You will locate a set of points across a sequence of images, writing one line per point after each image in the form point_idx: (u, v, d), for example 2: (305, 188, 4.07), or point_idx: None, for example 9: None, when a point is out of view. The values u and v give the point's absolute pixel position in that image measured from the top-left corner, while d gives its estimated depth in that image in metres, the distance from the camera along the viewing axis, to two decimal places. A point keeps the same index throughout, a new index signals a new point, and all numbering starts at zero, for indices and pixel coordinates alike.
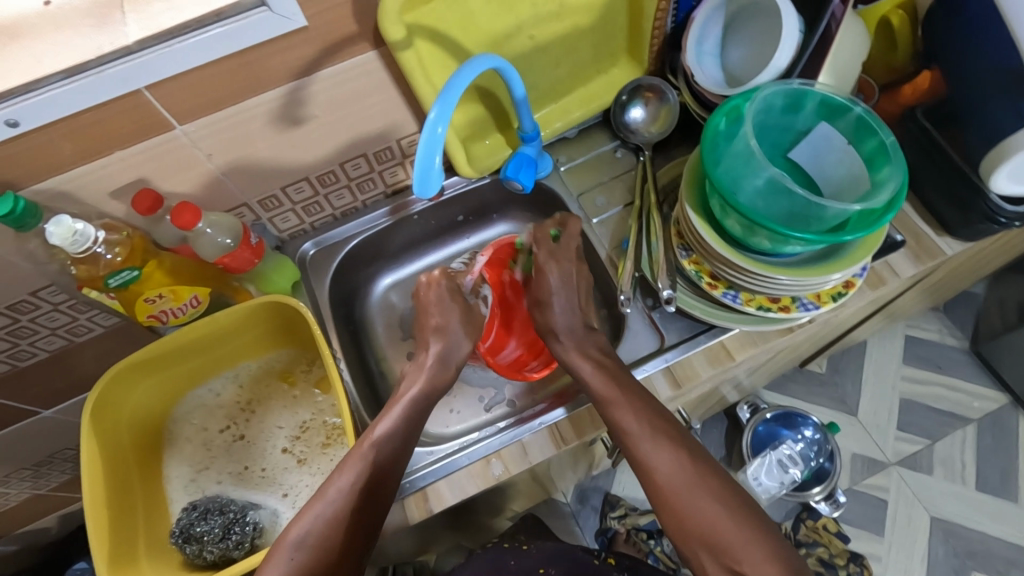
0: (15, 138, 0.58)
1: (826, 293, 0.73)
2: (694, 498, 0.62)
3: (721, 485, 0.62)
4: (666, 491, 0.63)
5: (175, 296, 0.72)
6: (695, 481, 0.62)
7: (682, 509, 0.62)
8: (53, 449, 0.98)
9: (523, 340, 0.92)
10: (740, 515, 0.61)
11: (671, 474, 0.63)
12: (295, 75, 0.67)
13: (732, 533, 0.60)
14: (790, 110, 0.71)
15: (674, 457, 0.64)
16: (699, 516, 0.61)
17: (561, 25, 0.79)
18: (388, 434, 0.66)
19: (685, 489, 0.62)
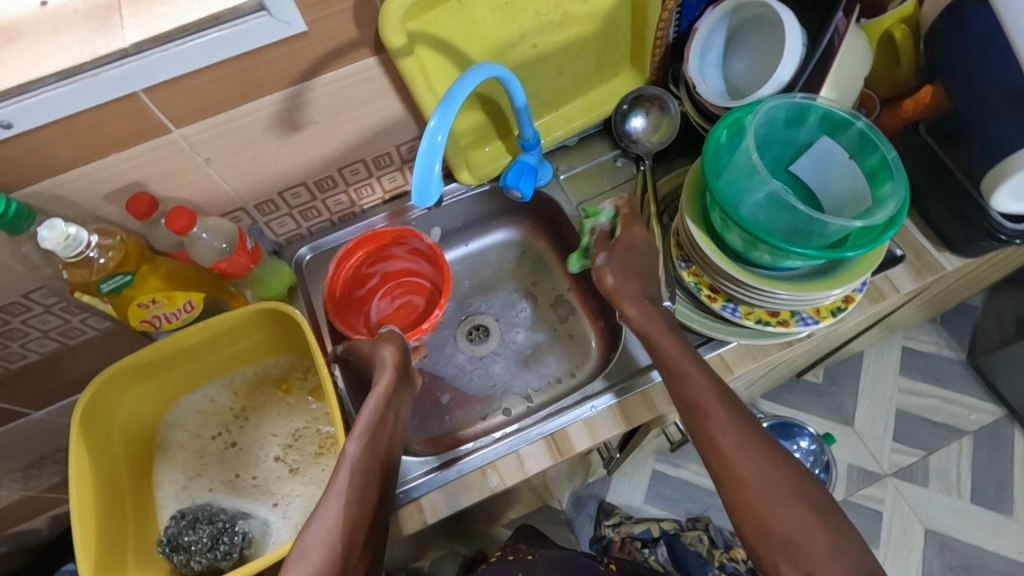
0: (10, 139, 0.57)
1: (826, 308, 0.72)
2: (774, 495, 0.56)
3: (793, 480, 0.57)
4: (731, 464, 0.59)
5: (170, 301, 0.71)
6: (786, 481, 0.57)
7: (763, 504, 0.56)
8: (45, 450, 0.97)
9: (407, 247, 0.90)
10: (797, 491, 0.56)
11: (752, 467, 0.58)
12: (296, 80, 0.66)
13: (798, 508, 0.55)
14: (792, 124, 0.70)
15: (752, 446, 0.59)
16: (782, 514, 0.55)
17: (562, 34, 0.79)
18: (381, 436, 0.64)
19: (770, 484, 0.57)
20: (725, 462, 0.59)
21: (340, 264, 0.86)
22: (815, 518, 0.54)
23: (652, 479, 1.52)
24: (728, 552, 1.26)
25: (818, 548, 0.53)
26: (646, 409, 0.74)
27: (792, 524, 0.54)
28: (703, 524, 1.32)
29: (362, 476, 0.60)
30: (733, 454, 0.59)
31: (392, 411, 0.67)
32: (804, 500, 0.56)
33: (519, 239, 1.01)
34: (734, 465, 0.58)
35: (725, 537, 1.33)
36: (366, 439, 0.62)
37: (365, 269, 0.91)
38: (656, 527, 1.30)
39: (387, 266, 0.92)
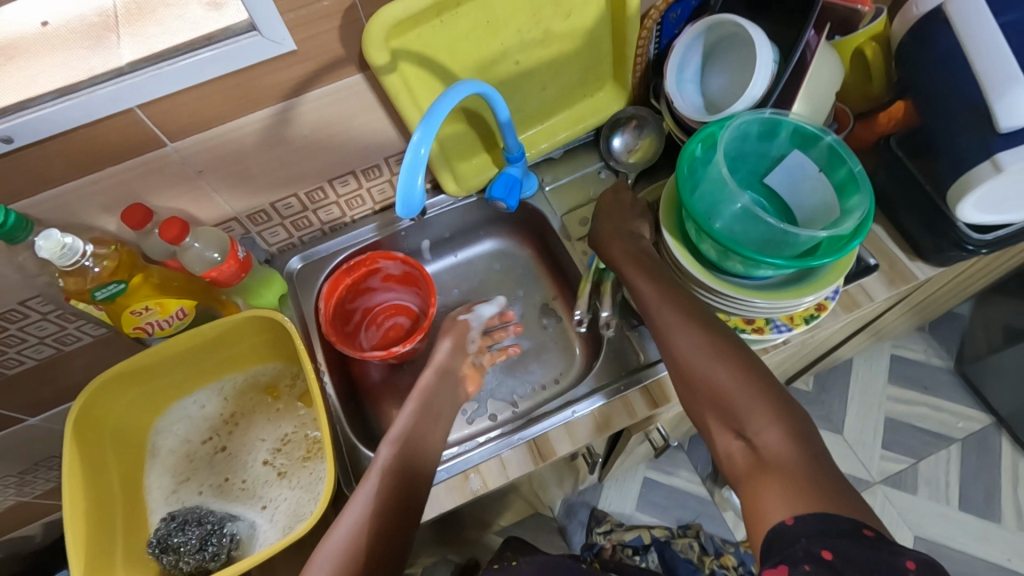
0: (8, 153, 0.59)
1: (799, 316, 0.74)
2: (707, 371, 0.61)
3: (728, 358, 0.61)
4: (674, 352, 0.65)
5: (162, 308, 0.73)
6: (721, 356, 0.61)
7: (698, 377, 0.62)
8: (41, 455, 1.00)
9: (379, 275, 0.94)
10: (731, 366, 0.60)
11: (689, 348, 0.63)
12: (286, 95, 0.69)
13: (727, 380, 0.60)
14: (765, 138, 0.73)
15: (692, 330, 0.64)
16: (715, 382, 0.60)
17: (544, 52, 0.82)
18: (413, 456, 0.68)
19: (703, 358, 0.62)
20: (670, 349, 0.65)
21: (326, 301, 0.89)
22: (744, 390, 0.59)
23: (643, 486, 1.53)
24: (718, 558, 1.30)
25: (743, 413, 0.57)
26: (626, 414, 0.76)
27: (722, 394, 0.59)
28: (693, 531, 1.37)
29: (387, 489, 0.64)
30: (673, 340, 0.65)
31: (430, 420, 0.73)
32: (735, 373, 0.60)
33: (507, 249, 1.03)
34: (674, 349, 0.65)
35: (716, 543, 1.36)
36: (399, 448, 0.68)
37: (348, 303, 0.94)
38: (646, 534, 1.32)
39: (363, 297, 0.96)
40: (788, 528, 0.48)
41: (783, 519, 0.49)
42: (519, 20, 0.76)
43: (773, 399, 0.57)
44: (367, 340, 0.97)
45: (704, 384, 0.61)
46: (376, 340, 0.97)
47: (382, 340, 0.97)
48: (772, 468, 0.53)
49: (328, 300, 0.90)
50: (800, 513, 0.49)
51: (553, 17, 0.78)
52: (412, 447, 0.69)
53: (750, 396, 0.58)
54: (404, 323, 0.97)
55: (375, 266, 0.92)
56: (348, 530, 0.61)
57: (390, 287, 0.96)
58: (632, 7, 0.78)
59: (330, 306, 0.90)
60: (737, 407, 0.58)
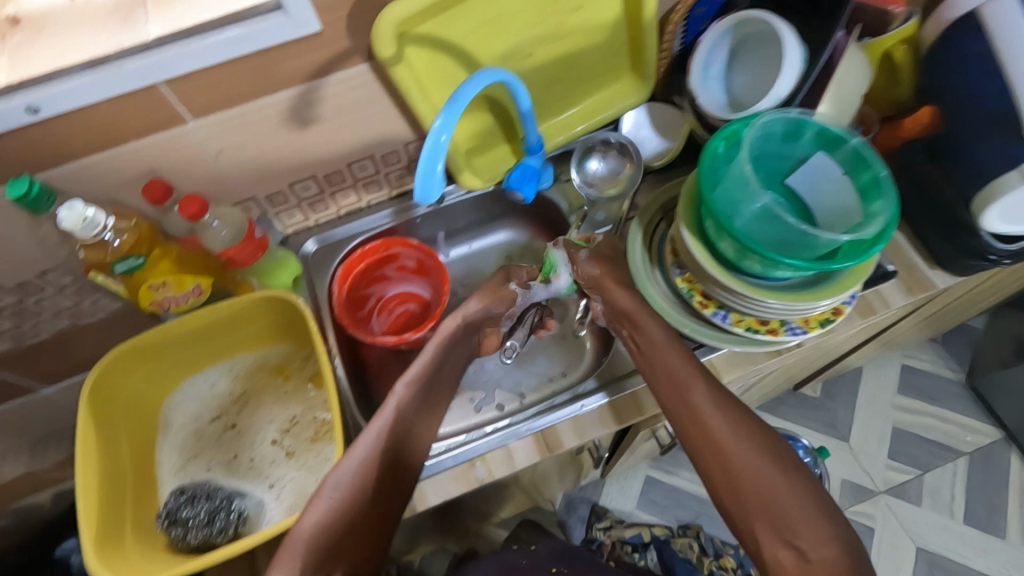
0: (33, 125, 0.60)
1: (814, 319, 0.74)
2: (761, 475, 0.65)
3: (772, 462, 0.66)
4: (716, 443, 0.67)
5: (178, 284, 0.73)
6: (767, 463, 0.65)
7: (743, 479, 0.65)
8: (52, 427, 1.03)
9: (392, 261, 0.94)
10: (784, 472, 0.65)
11: (741, 447, 0.66)
12: (307, 78, 0.69)
13: (780, 487, 0.64)
14: (789, 137, 0.72)
15: (740, 427, 0.67)
16: (763, 487, 0.64)
17: (563, 46, 0.80)
18: (390, 467, 0.66)
19: (755, 461, 0.65)
20: (717, 446, 0.66)
21: (340, 284, 0.89)
22: (794, 501, 0.63)
23: (645, 484, 1.54)
24: (717, 559, 1.29)
25: (794, 523, 0.63)
26: (635, 410, 0.76)
27: (773, 501, 0.64)
28: (694, 531, 1.36)
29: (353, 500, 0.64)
30: (722, 439, 0.66)
31: (424, 394, 0.74)
32: (786, 483, 0.64)
33: (522, 242, 1.02)
34: (720, 441, 0.66)
35: (715, 543, 1.33)
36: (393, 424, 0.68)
37: (361, 290, 0.94)
38: (646, 531, 1.34)
39: (376, 283, 0.96)
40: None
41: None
42: (529, 13, 0.74)
43: (822, 513, 0.63)
44: (378, 324, 0.97)
45: (754, 489, 0.64)
46: (387, 325, 0.97)
47: (393, 326, 0.97)
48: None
49: (344, 284, 0.90)
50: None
51: (566, 9, 0.76)
52: (397, 450, 0.68)
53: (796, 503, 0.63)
54: (414, 310, 0.98)
55: (391, 252, 0.92)
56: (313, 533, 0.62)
57: (399, 274, 0.97)
58: (648, 14, 0.78)
59: (345, 289, 0.90)
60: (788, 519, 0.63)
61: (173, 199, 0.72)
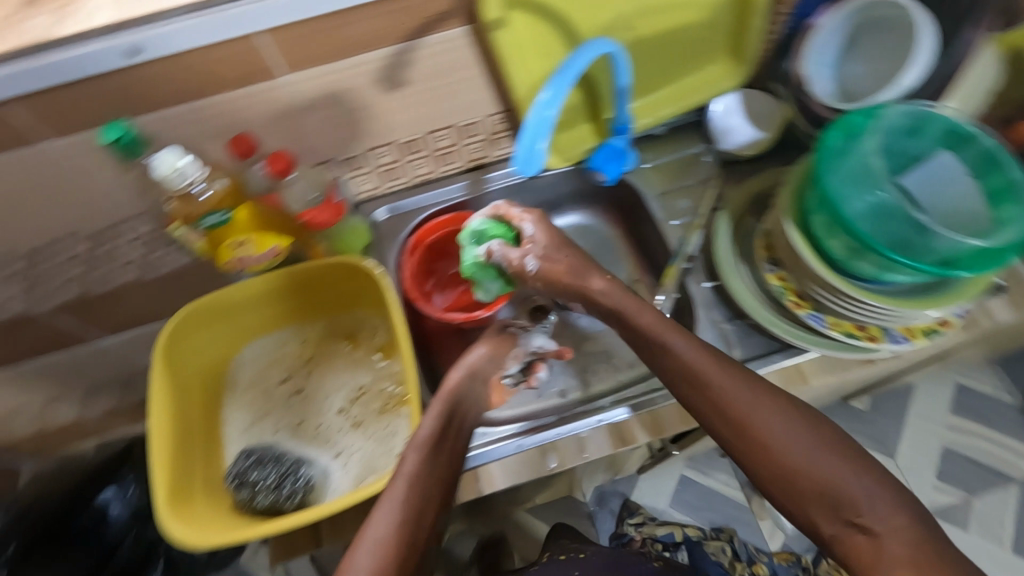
0: (133, 67, 0.58)
1: (918, 329, 0.69)
2: (807, 451, 0.56)
3: (814, 431, 0.57)
4: (738, 421, 0.58)
5: (259, 243, 0.70)
6: (815, 444, 0.56)
7: (791, 468, 0.56)
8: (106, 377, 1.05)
9: (460, 237, 0.89)
10: (830, 441, 0.57)
11: (776, 424, 0.57)
12: (404, 38, 0.66)
13: (832, 464, 0.56)
14: (915, 133, 0.67)
15: (776, 410, 0.58)
16: (818, 473, 0.55)
17: (665, 22, 0.76)
18: (442, 447, 0.64)
19: (805, 442, 0.56)
20: (753, 437, 0.57)
21: (409, 257, 0.86)
22: (849, 474, 0.55)
23: (679, 483, 1.51)
24: (751, 566, 1.27)
25: (850, 500, 0.54)
26: None
27: (825, 480, 0.55)
28: (726, 536, 1.33)
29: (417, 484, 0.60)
30: (757, 424, 0.57)
31: (455, 425, 0.67)
32: (840, 455, 0.56)
33: (592, 226, 0.98)
34: (760, 430, 0.57)
35: (749, 551, 1.32)
36: (425, 455, 0.62)
37: (428, 265, 0.92)
38: (678, 531, 1.30)
39: (444, 258, 0.93)
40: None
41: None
42: None
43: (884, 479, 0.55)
44: (441, 300, 0.93)
45: (798, 473, 0.56)
46: (451, 302, 0.94)
47: (456, 304, 0.94)
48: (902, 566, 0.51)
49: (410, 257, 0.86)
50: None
51: None
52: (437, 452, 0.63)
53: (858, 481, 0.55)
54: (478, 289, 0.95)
55: (461, 227, 0.89)
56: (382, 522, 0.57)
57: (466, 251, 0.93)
58: None
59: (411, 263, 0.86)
60: (855, 504, 0.54)
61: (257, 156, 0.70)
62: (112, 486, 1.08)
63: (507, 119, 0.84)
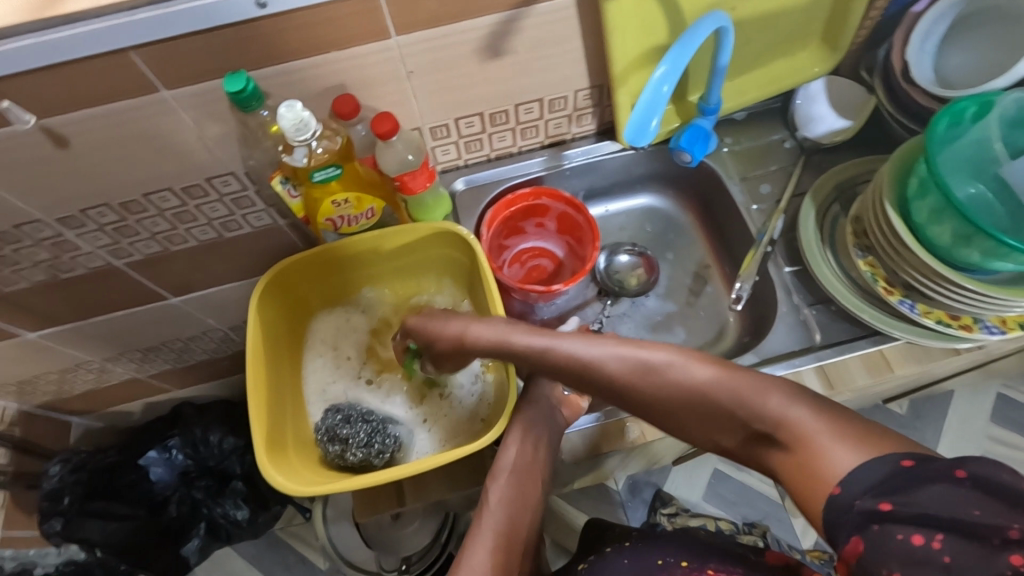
0: (259, 19, 0.60)
1: (1013, 320, 0.69)
2: (670, 386, 0.57)
3: (638, 361, 0.58)
4: (619, 384, 0.59)
5: (357, 204, 0.73)
6: (673, 363, 0.57)
7: (659, 393, 0.58)
8: (166, 337, 1.06)
9: (532, 213, 0.91)
10: (682, 359, 0.57)
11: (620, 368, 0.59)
12: (514, 5, 0.67)
13: (681, 386, 0.56)
14: (1019, 125, 0.65)
15: (609, 345, 0.60)
16: (685, 392, 0.56)
17: (766, 4, 0.75)
18: (529, 471, 0.65)
19: (636, 378, 0.58)
20: (602, 381, 0.60)
21: (487, 228, 0.87)
22: (722, 388, 0.55)
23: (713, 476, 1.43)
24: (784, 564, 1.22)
25: (738, 411, 0.54)
26: None
27: (711, 402, 0.55)
28: (759, 531, 1.26)
29: (509, 511, 0.62)
30: (600, 368, 0.59)
31: (537, 445, 0.67)
32: (641, 373, 0.58)
33: (661, 209, 0.99)
34: (606, 375, 0.59)
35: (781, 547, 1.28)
36: (513, 477, 0.64)
37: (500, 239, 0.93)
38: (711, 524, 1.26)
39: (517, 233, 0.94)
40: (880, 517, 0.43)
41: (875, 503, 0.44)
42: None
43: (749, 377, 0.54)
44: (511, 272, 0.96)
45: (693, 403, 0.56)
46: (521, 274, 0.96)
47: (526, 277, 0.96)
48: (827, 464, 0.47)
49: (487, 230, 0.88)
50: (892, 495, 0.43)
51: None
52: (525, 471, 0.65)
53: (730, 385, 0.54)
54: (548, 266, 0.96)
55: (536, 202, 0.90)
56: (482, 566, 0.56)
57: (537, 228, 0.94)
58: None
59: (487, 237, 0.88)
60: (741, 411, 0.53)
61: (360, 117, 0.70)
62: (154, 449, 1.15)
63: (595, 95, 0.84)
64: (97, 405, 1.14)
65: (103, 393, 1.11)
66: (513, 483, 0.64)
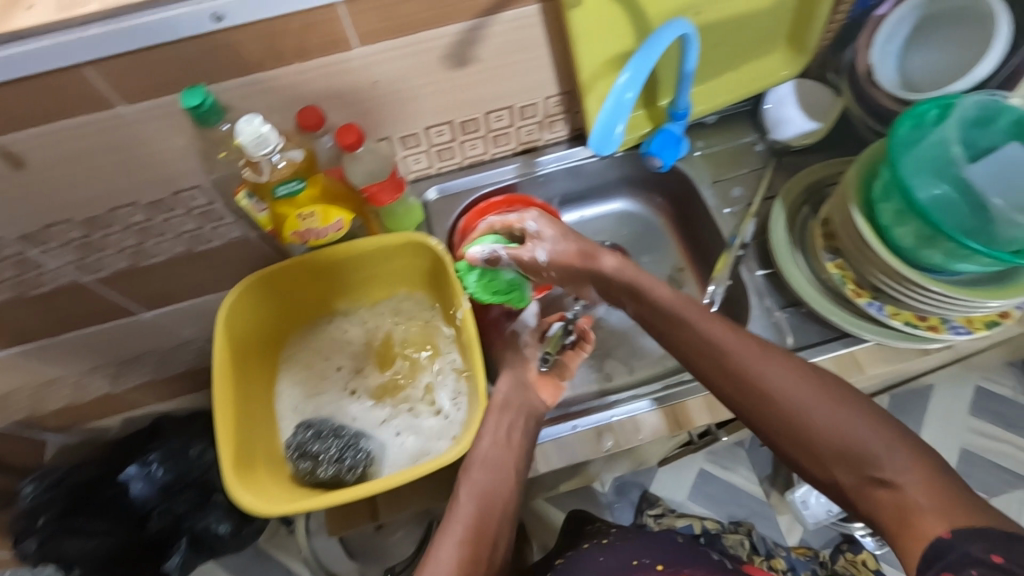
0: (216, 32, 0.59)
1: (979, 320, 0.69)
2: (809, 402, 0.54)
3: (793, 368, 0.56)
4: (761, 390, 0.56)
5: (324, 217, 0.71)
6: (808, 394, 0.54)
7: (804, 420, 0.53)
8: (141, 350, 1.05)
9: None
10: (836, 391, 0.54)
11: (776, 373, 0.55)
12: (479, 13, 0.67)
13: (831, 418, 0.53)
14: (981, 126, 0.66)
15: (787, 369, 0.56)
16: (843, 424, 0.52)
17: (731, 8, 0.76)
18: (504, 462, 0.65)
19: (787, 387, 0.55)
20: (724, 380, 0.58)
21: (461, 236, 0.87)
22: (863, 429, 0.51)
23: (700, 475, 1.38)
24: (768, 560, 1.26)
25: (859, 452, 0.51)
26: None
27: (834, 438, 0.52)
28: (746, 528, 1.29)
29: (480, 502, 0.63)
30: (744, 367, 0.56)
31: (510, 432, 0.67)
32: (791, 380, 0.55)
33: (636, 213, 0.99)
34: (764, 386, 0.55)
35: (767, 543, 1.30)
36: (484, 466, 0.64)
37: None
38: (698, 524, 1.29)
39: None
40: (987, 565, 0.43)
41: (988, 555, 0.43)
42: None
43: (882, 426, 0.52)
44: None
45: (813, 431, 0.53)
46: None
47: None
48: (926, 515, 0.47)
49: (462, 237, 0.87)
50: (1009, 549, 0.43)
51: None
52: (499, 461, 0.65)
53: (875, 438, 0.51)
54: None
55: (511, 210, 0.88)
56: (448, 559, 0.58)
57: None
58: None
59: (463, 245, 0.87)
60: (850, 453, 0.51)
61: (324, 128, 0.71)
62: (134, 464, 1.11)
63: (565, 101, 0.84)
64: (74, 421, 1.12)
65: (78, 409, 1.09)
66: (487, 475, 0.64)
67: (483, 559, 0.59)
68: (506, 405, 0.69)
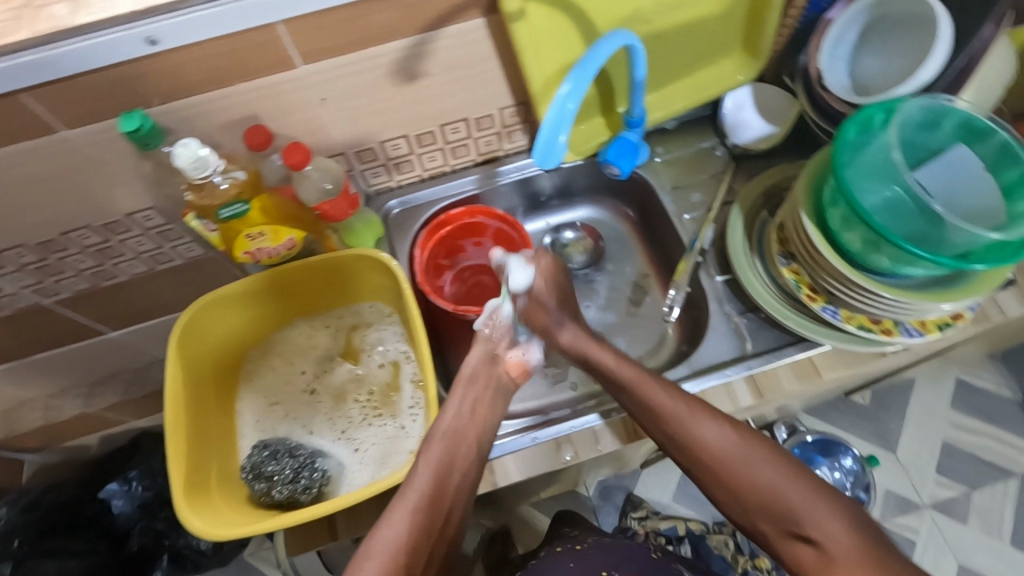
0: (152, 56, 0.58)
1: (932, 322, 0.70)
2: (742, 465, 0.59)
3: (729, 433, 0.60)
4: (704, 456, 0.60)
5: (274, 235, 0.71)
6: (746, 456, 0.59)
7: (738, 479, 0.59)
8: (110, 370, 1.04)
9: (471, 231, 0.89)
10: (768, 454, 0.59)
11: (710, 433, 0.60)
12: (423, 29, 0.66)
13: (765, 475, 0.58)
14: (926, 130, 0.67)
15: (718, 430, 0.60)
16: (770, 487, 0.57)
17: (681, 16, 0.76)
18: (460, 445, 0.63)
19: (727, 450, 0.59)
20: (666, 435, 0.62)
21: (421, 248, 0.85)
22: (791, 486, 0.57)
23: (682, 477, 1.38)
24: (753, 559, 1.19)
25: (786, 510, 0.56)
26: (727, 401, 0.72)
27: (761, 494, 0.57)
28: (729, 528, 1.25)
29: (437, 470, 0.60)
30: (682, 429, 0.61)
31: (473, 407, 0.67)
32: (729, 441, 0.60)
33: (601, 219, 0.99)
34: (701, 447, 0.60)
35: (753, 545, 1.23)
36: (443, 441, 0.62)
37: (441, 258, 0.90)
38: (682, 525, 1.23)
39: (457, 251, 0.91)
40: None
41: None
42: None
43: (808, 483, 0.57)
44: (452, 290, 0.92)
45: (743, 489, 0.58)
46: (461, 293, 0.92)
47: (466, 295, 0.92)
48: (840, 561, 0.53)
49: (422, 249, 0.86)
50: None
51: None
52: (455, 441, 0.63)
53: (803, 500, 0.56)
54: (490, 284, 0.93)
55: (471, 220, 0.88)
56: (399, 530, 0.56)
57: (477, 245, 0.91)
58: None
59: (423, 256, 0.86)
60: (780, 515, 0.57)
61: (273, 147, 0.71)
62: (115, 482, 1.10)
63: (521, 112, 0.83)
64: (51, 440, 1.13)
65: (52, 430, 1.10)
66: (446, 446, 0.62)
67: (434, 528, 0.58)
68: (473, 378, 0.68)
